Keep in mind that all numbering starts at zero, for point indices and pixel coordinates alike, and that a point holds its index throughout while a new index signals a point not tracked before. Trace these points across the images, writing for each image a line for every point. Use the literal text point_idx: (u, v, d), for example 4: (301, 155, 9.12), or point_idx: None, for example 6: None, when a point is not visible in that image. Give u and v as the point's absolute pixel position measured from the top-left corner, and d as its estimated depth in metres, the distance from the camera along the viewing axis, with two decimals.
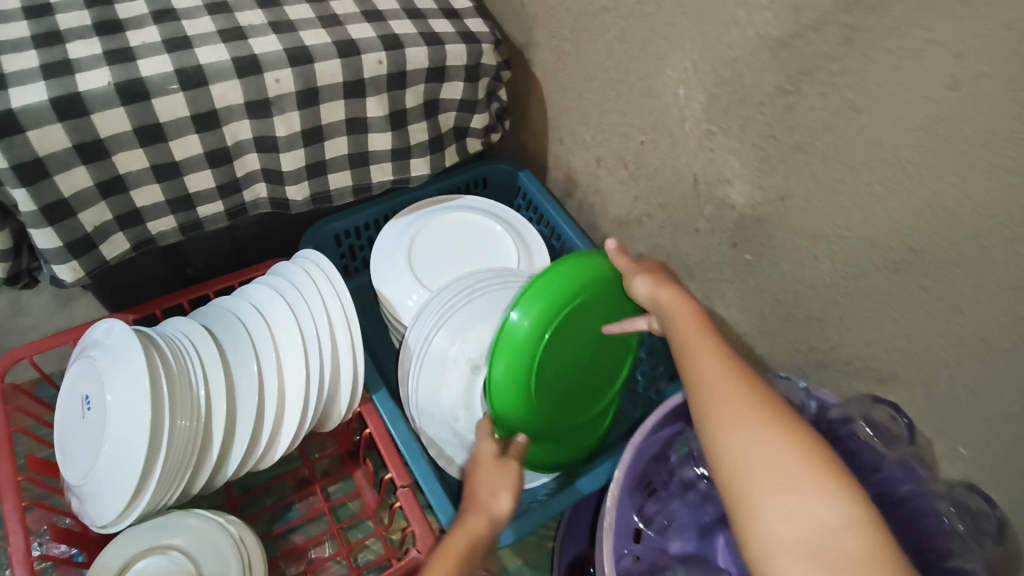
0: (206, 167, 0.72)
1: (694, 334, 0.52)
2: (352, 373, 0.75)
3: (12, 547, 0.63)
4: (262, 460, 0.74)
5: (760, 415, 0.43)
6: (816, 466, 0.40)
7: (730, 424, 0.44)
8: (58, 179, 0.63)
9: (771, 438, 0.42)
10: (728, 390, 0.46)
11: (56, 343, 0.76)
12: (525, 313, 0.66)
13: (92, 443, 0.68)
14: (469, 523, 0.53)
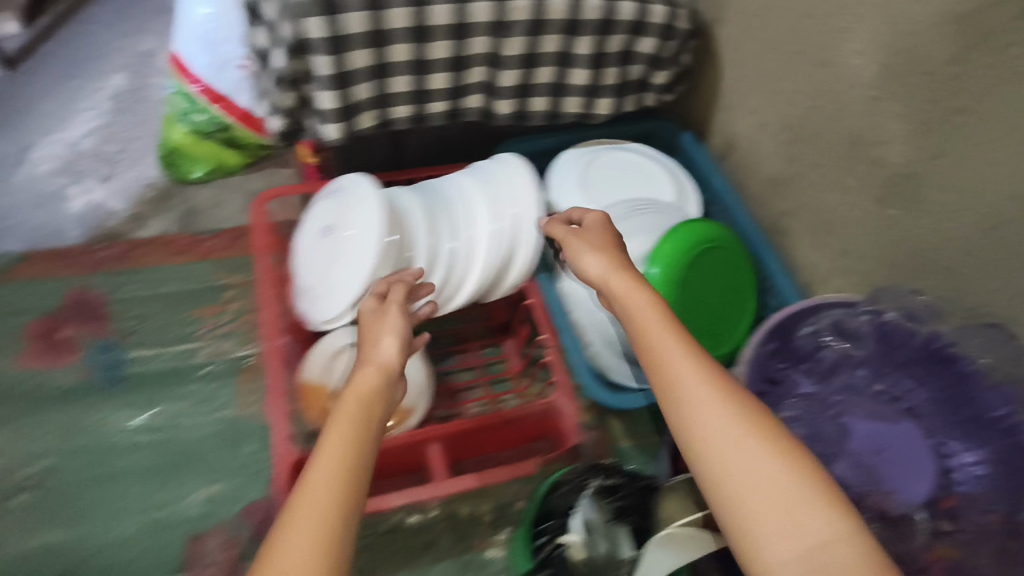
0: (445, 71, 0.90)
1: (671, 364, 0.57)
2: (526, 250, 0.90)
3: (267, 317, 0.87)
4: (443, 304, 0.90)
5: (750, 444, 0.52)
6: (804, 491, 0.50)
7: (727, 463, 0.52)
8: (350, 56, 0.84)
9: (761, 471, 0.51)
10: (716, 414, 0.54)
11: (304, 188, 0.96)
12: (658, 264, 0.88)
13: (326, 260, 0.88)
14: (361, 377, 0.58)
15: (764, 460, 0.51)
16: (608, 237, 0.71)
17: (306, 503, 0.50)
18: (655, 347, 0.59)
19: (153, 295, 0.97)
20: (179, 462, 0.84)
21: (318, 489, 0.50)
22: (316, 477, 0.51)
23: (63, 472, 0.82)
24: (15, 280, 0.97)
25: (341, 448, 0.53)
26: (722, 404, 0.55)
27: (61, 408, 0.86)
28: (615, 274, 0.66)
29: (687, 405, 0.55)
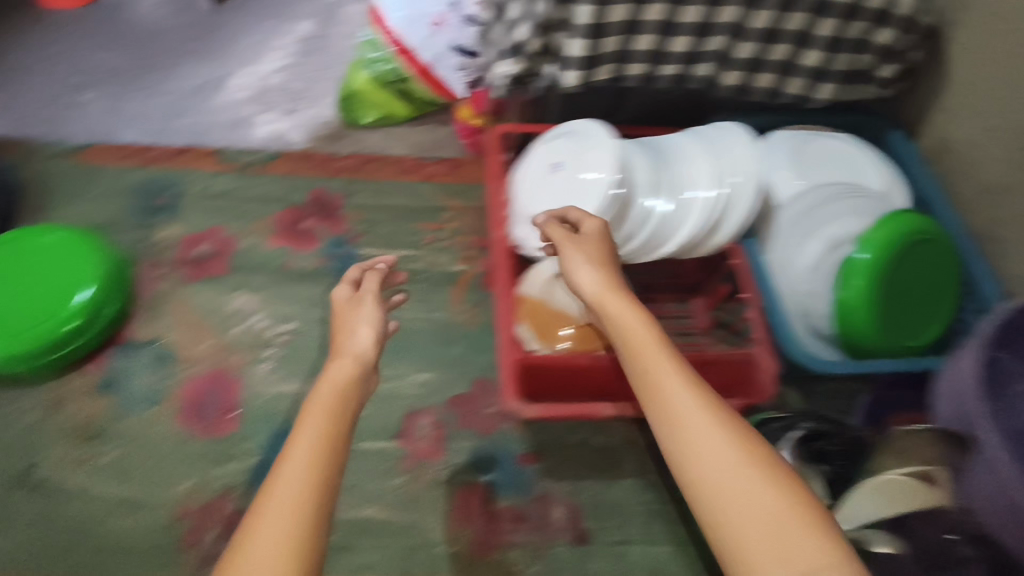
0: (688, 36, 0.95)
1: (657, 376, 0.57)
2: (740, 215, 0.94)
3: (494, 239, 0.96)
4: (649, 253, 0.97)
5: (728, 460, 0.51)
6: (799, 519, 0.47)
7: (714, 484, 0.50)
8: (610, 8, 0.91)
9: (754, 497, 0.49)
10: (698, 432, 0.53)
11: (532, 129, 1.05)
12: (868, 249, 0.86)
13: (551, 196, 0.96)
14: (334, 369, 0.56)
15: (742, 476, 0.50)
16: (603, 250, 0.71)
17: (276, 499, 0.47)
18: (644, 360, 0.58)
19: (380, 205, 1.09)
20: (400, 348, 0.94)
21: (288, 480, 0.48)
22: (290, 471, 0.49)
23: (304, 338, 0.94)
24: (269, 172, 1.10)
25: (323, 428, 0.52)
26: (702, 419, 0.53)
27: (304, 285, 0.98)
28: (609, 292, 0.65)
29: (673, 421, 0.54)
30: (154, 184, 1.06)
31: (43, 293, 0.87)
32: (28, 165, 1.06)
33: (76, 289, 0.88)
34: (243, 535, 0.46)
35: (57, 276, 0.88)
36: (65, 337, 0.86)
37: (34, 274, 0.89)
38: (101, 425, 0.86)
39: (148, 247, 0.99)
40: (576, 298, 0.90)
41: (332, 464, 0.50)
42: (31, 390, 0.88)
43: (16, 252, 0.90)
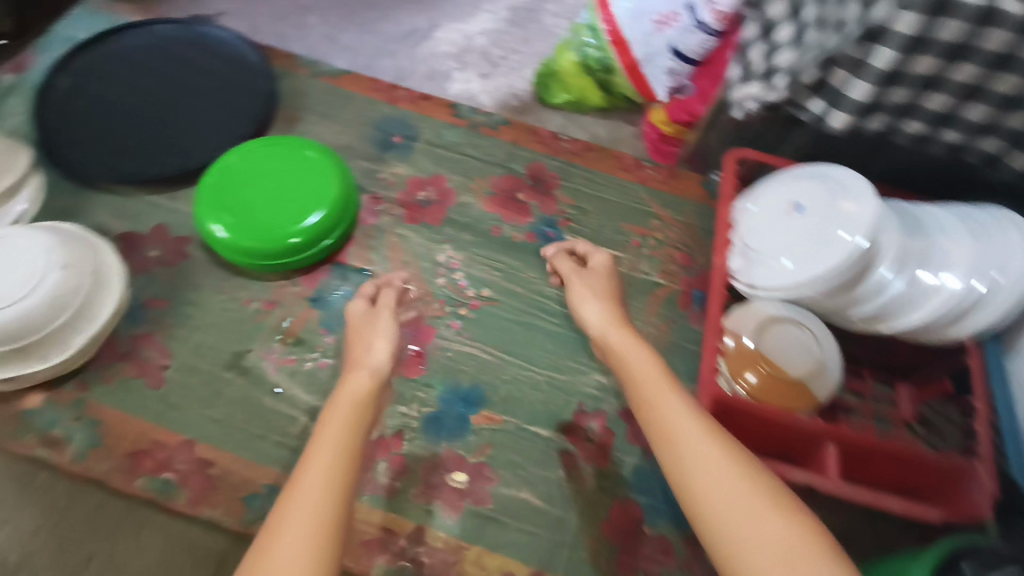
0: (994, 106, 0.83)
1: (653, 386, 0.69)
2: (996, 317, 0.81)
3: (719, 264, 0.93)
4: (871, 324, 0.88)
5: (708, 458, 0.60)
6: (758, 488, 0.57)
7: (694, 467, 0.60)
8: (917, 59, 0.79)
9: (722, 470, 0.59)
10: (686, 436, 0.63)
11: (778, 161, 0.99)
12: None
13: (782, 236, 0.90)
14: (353, 381, 0.72)
15: (720, 465, 0.59)
16: (605, 289, 0.87)
17: (302, 477, 0.60)
18: (638, 379, 0.71)
19: (592, 196, 1.08)
20: (584, 343, 0.93)
21: (315, 463, 0.61)
22: (313, 454, 0.62)
23: (498, 306, 0.95)
24: (497, 137, 1.12)
25: (345, 424, 0.66)
26: (685, 428, 0.64)
27: (507, 255, 1.00)
28: (616, 332, 0.79)
29: (663, 425, 0.65)
30: (395, 120, 1.12)
31: (284, 203, 0.93)
32: (293, 76, 1.15)
33: (313, 208, 0.93)
34: (284, 503, 0.58)
35: (300, 192, 0.94)
36: (293, 249, 0.92)
37: (283, 183, 0.95)
38: (304, 334, 0.90)
39: (378, 178, 1.05)
40: (785, 353, 0.83)
41: (340, 455, 0.62)
42: (255, 280, 0.94)
43: (273, 154, 0.97)
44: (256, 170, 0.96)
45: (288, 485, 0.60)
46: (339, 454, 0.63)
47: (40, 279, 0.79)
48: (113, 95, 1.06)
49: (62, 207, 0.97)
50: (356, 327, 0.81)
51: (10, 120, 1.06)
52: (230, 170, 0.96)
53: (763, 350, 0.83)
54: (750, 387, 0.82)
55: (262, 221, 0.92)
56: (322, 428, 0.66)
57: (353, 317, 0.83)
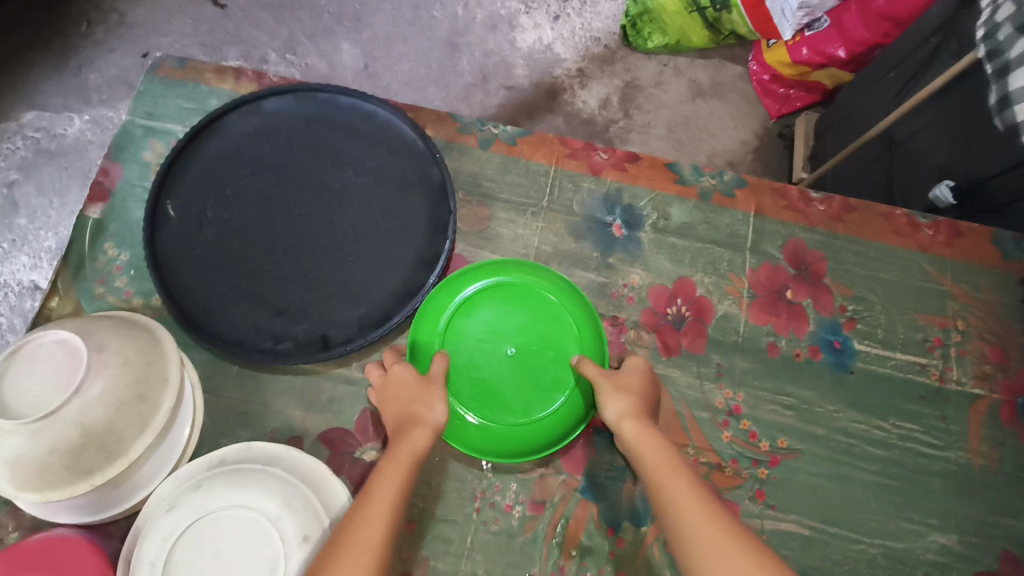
0: None
1: (656, 462, 0.60)
2: None
3: None
4: None
5: (714, 536, 0.51)
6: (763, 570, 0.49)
7: (689, 535, 0.53)
8: None
9: (726, 548, 0.50)
10: (684, 507, 0.55)
11: None
12: None
13: None
14: (415, 436, 0.62)
15: (724, 551, 0.50)
16: (619, 373, 0.70)
17: (358, 518, 0.54)
18: (643, 452, 0.61)
19: (872, 278, 0.85)
20: (914, 492, 0.76)
21: (371, 513, 0.54)
22: (367, 506, 0.55)
23: (803, 459, 0.77)
24: (736, 208, 0.86)
25: (392, 485, 0.57)
26: (688, 498, 0.55)
27: (796, 382, 0.79)
28: (633, 420, 0.65)
29: (666, 501, 0.56)
30: (606, 200, 0.85)
31: (529, 372, 0.73)
32: (462, 150, 0.86)
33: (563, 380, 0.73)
34: (349, 529, 0.53)
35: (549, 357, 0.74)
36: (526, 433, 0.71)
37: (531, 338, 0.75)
38: (588, 539, 0.71)
39: (614, 294, 0.81)
40: None
41: (398, 509, 0.56)
42: (510, 473, 0.73)
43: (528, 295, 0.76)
44: (501, 313, 0.75)
45: (338, 537, 0.53)
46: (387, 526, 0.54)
47: (286, 560, 0.59)
48: (243, 224, 0.78)
49: (235, 404, 0.73)
50: (404, 387, 0.67)
51: (117, 280, 0.76)
52: (467, 313, 0.75)
53: None
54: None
55: (512, 398, 0.72)
56: (389, 466, 0.59)
57: (402, 385, 0.68)
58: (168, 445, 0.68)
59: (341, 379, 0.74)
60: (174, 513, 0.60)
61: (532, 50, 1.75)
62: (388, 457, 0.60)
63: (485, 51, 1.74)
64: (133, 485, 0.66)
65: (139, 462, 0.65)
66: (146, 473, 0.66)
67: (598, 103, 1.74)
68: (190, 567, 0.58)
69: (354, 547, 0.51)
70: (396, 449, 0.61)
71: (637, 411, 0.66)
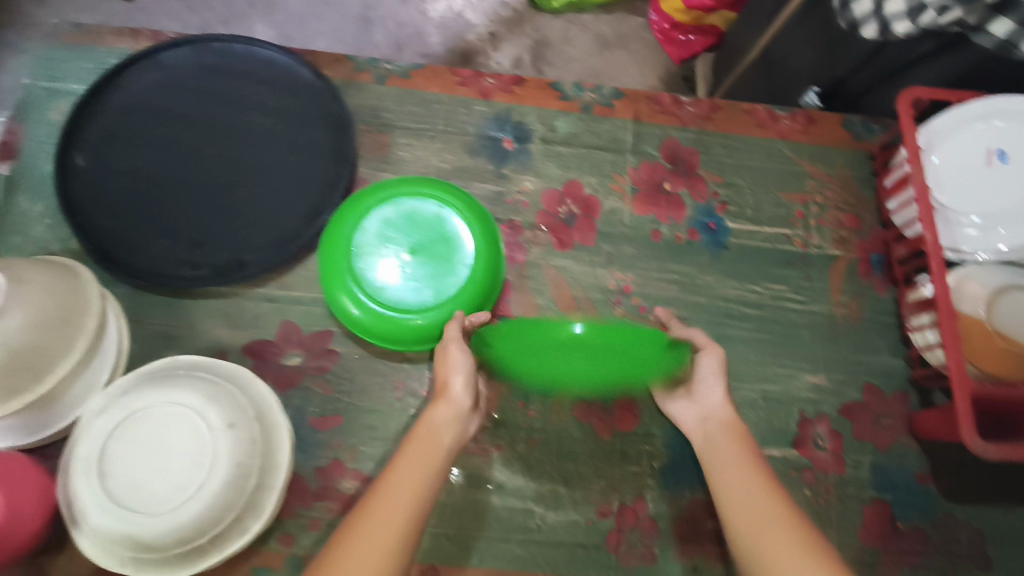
0: None
1: (724, 452, 0.68)
2: None
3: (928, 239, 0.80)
4: None
5: (762, 500, 0.62)
6: (813, 559, 0.57)
7: (752, 523, 0.61)
8: None
9: (783, 537, 0.59)
10: (746, 495, 0.63)
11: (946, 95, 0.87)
12: None
13: (989, 188, 0.84)
14: (434, 415, 0.67)
15: (782, 541, 0.59)
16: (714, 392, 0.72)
17: (389, 489, 0.60)
18: (715, 444, 0.69)
19: (741, 166, 0.95)
20: (787, 344, 0.87)
21: (397, 486, 0.60)
22: (393, 479, 0.60)
23: (688, 325, 0.86)
24: (616, 116, 0.95)
25: (416, 463, 0.62)
26: (752, 488, 0.64)
27: (678, 261, 0.89)
28: (713, 419, 0.71)
29: (728, 488, 0.65)
30: (497, 119, 0.93)
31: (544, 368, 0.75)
32: (358, 86, 0.92)
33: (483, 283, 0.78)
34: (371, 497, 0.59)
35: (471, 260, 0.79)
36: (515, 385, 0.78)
37: (448, 243, 0.80)
38: (501, 412, 0.80)
39: (509, 201, 0.89)
40: None
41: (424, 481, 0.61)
42: (425, 361, 0.80)
43: (448, 210, 0.81)
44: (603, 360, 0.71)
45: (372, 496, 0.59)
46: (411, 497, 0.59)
47: (213, 449, 0.65)
48: (153, 168, 0.83)
49: (161, 329, 0.79)
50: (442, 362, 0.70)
51: (33, 230, 0.80)
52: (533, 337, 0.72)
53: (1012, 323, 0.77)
54: (982, 364, 0.78)
55: (453, 301, 0.77)
56: (410, 444, 0.64)
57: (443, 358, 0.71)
58: (96, 367, 0.73)
59: (261, 297, 0.80)
60: (104, 418, 0.66)
61: (443, 18, 1.81)
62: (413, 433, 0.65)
63: (397, 22, 1.79)
64: (67, 406, 0.71)
65: (68, 384, 0.70)
66: (77, 394, 0.71)
67: (511, 63, 1.81)
68: (124, 460, 0.64)
69: (385, 511, 0.58)
70: (420, 424, 0.66)
71: (717, 408, 0.72)
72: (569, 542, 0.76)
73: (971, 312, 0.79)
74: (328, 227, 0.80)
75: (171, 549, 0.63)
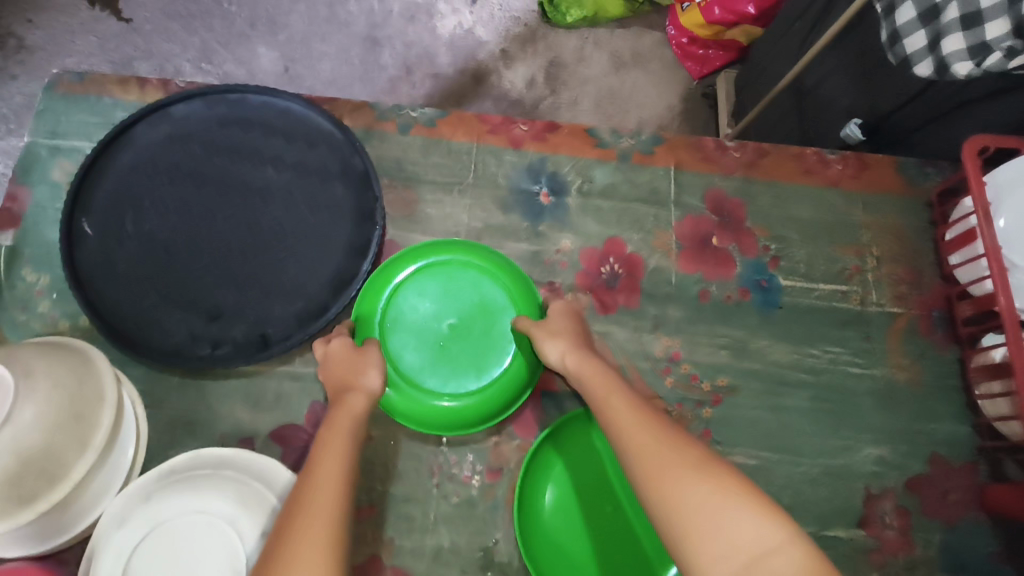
0: None
1: (602, 386, 0.63)
2: None
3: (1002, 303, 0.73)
4: None
5: (642, 435, 0.55)
6: (704, 467, 0.51)
7: (628, 440, 0.56)
8: None
9: (670, 447, 0.53)
10: (619, 418, 0.58)
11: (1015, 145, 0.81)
12: None
13: None
14: (351, 403, 0.62)
15: (656, 445, 0.53)
16: (582, 329, 0.72)
17: (312, 482, 0.53)
18: (588, 382, 0.64)
19: (791, 217, 0.89)
20: (845, 411, 0.81)
21: (321, 477, 0.53)
22: (315, 474, 0.54)
23: (741, 394, 0.81)
24: (656, 164, 0.89)
25: (339, 445, 0.57)
26: (627, 409, 0.59)
27: (728, 324, 0.83)
28: (573, 352, 0.68)
29: (609, 419, 0.59)
30: (531, 170, 0.87)
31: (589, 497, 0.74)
32: (382, 137, 0.86)
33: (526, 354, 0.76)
34: (297, 495, 0.52)
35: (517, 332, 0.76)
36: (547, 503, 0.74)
37: (488, 317, 0.77)
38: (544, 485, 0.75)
39: (547, 262, 0.83)
40: None
41: (348, 473, 0.55)
42: (464, 445, 0.75)
43: (491, 281, 0.78)
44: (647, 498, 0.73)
45: (292, 503, 0.52)
46: (342, 487, 0.53)
47: (245, 559, 0.59)
48: (166, 233, 0.77)
49: (180, 415, 0.73)
50: (341, 360, 0.68)
51: (38, 306, 0.74)
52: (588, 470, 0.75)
53: None
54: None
55: (497, 385, 0.75)
56: (328, 429, 0.59)
57: (337, 357, 0.68)
58: (114, 462, 0.67)
59: (286, 376, 0.75)
60: (127, 530, 0.60)
61: (454, 36, 1.75)
62: (329, 426, 0.60)
63: (407, 42, 1.73)
64: (80, 512, 0.65)
65: (83, 485, 0.64)
66: (91, 498, 0.65)
67: (526, 82, 1.75)
68: None
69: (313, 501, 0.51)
70: (333, 417, 0.61)
71: (590, 356, 0.67)
72: None
73: None
74: (361, 304, 0.76)
75: None
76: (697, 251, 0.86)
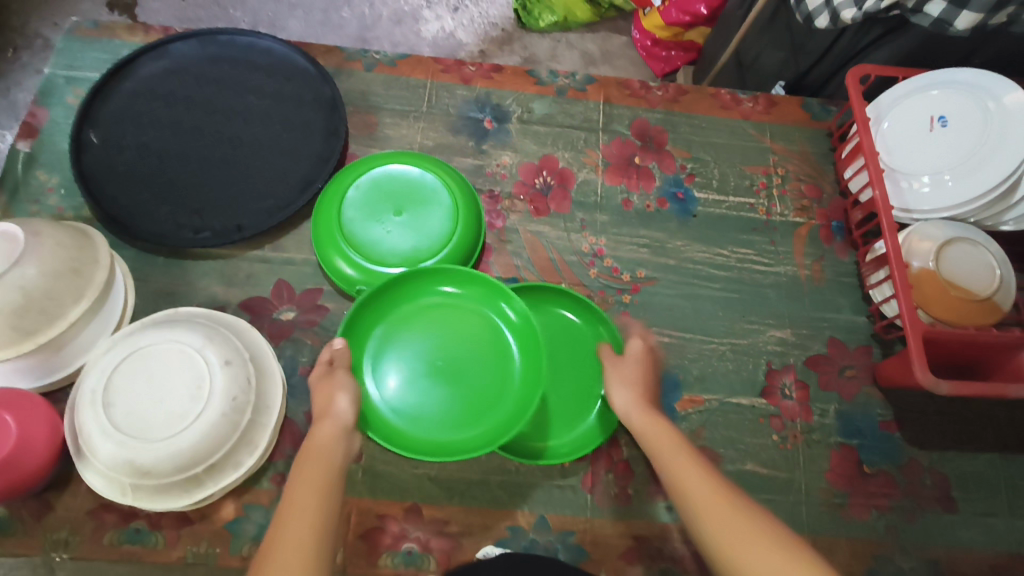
0: None
1: (665, 439, 0.66)
2: None
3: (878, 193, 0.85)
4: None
5: (716, 502, 0.57)
6: (783, 542, 0.53)
7: (696, 499, 0.58)
8: None
9: (745, 516, 0.56)
10: (689, 476, 0.61)
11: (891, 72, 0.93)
12: None
13: (938, 153, 0.89)
14: (321, 434, 0.64)
15: (730, 513, 0.56)
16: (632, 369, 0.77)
17: (283, 522, 0.55)
18: (651, 437, 0.67)
19: (707, 143, 1.02)
20: (752, 302, 0.92)
21: (298, 512, 0.55)
22: (291, 509, 0.56)
23: (659, 284, 0.91)
24: (588, 99, 1.02)
25: (314, 480, 0.59)
26: (695, 470, 0.61)
27: (649, 228, 0.95)
28: (636, 406, 0.71)
29: (677, 475, 0.61)
30: (477, 102, 1.00)
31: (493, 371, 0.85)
32: (349, 74, 1.00)
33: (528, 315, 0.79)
34: (274, 527, 0.55)
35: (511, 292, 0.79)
36: None
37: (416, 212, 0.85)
38: None
39: (489, 173, 0.96)
40: (970, 272, 0.82)
41: (322, 507, 0.56)
42: None
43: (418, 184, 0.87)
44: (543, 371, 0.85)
45: (270, 538, 0.54)
46: (314, 519, 0.55)
47: (209, 381, 0.70)
48: (159, 144, 0.90)
49: (164, 288, 0.85)
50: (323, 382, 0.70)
51: (48, 200, 0.87)
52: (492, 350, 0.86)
53: (948, 274, 0.82)
54: (937, 313, 0.82)
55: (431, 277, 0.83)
56: (304, 464, 0.60)
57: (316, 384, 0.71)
58: (104, 316, 0.79)
59: (257, 259, 0.87)
60: (111, 355, 0.71)
61: (436, 38, 1.92)
62: (307, 458, 0.62)
63: (393, 42, 1.90)
64: (71, 354, 0.77)
65: (76, 330, 0.76)
66: (81, 345, 0.77)
67: None
68: (125, 391, 0.69)
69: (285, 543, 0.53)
70: (311, 447, 0.63)
71: (649, 411, 0.70)
72: (547, 482, 0.80)
73: (922, 266, 0.84)
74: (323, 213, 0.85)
75: (168, 472, 0.67)
76: (623, 167, 0.98)
